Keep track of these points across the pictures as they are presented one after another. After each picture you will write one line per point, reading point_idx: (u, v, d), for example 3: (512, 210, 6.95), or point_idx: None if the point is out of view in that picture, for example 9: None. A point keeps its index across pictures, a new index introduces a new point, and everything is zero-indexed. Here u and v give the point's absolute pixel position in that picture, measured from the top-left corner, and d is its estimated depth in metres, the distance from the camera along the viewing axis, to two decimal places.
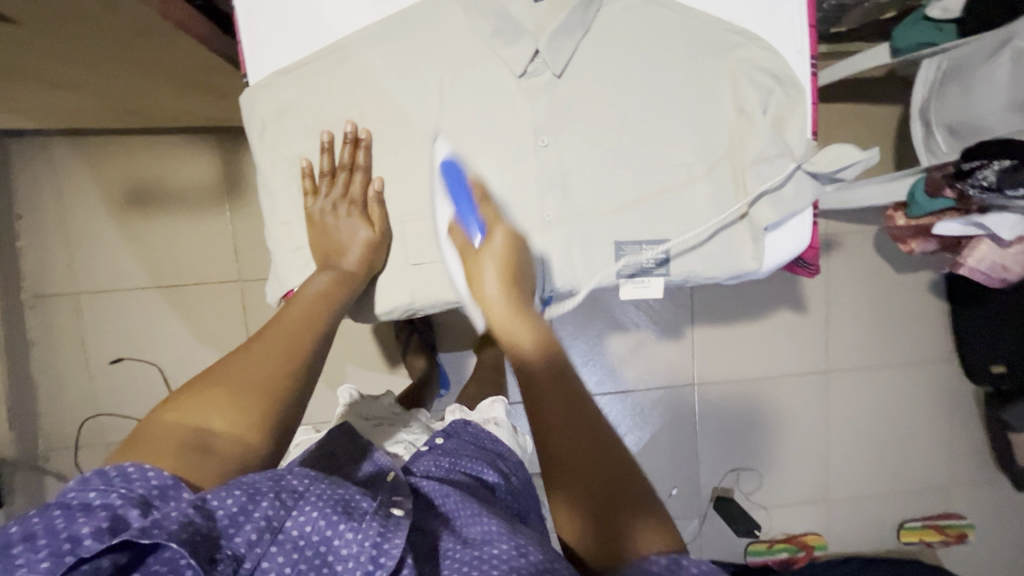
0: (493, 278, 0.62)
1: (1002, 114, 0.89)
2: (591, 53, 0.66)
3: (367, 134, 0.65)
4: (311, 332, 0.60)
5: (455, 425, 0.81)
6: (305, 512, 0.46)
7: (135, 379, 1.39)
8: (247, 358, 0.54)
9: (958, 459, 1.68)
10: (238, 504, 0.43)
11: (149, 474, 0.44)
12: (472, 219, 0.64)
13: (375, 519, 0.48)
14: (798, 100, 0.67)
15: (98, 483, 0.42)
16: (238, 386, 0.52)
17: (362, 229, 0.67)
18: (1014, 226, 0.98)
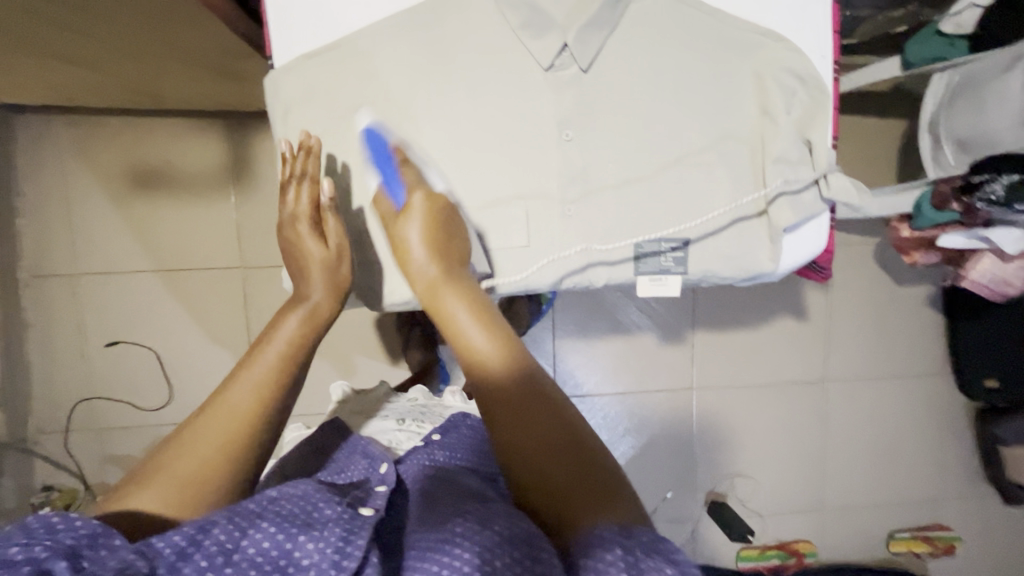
0: (419, 233, 0.60)
1: (1015, 130, 0.90)
2: (619, 48, 0.66)
3: (315, 142, 0.64)
4: (273, 391, 0.55)
5: (455, 417, 0.78)
6: (261, 530, 0.43)
7: (130, 363, 1.36)
8: (193, 438, 0.49)
9: (949, 472, 1.70)
10: (187, 538, 0.40)
11: (75, 523, 0.38)
12: (394, 185, 0.63)
13: (338, 526, 0.45)
14: (821, 103, 0.67)
15: (20, 536, 0.37)
16: (179, 464, 0.47)
17: (316, 249, 0.65)
18: (1018, 240, 0.99)
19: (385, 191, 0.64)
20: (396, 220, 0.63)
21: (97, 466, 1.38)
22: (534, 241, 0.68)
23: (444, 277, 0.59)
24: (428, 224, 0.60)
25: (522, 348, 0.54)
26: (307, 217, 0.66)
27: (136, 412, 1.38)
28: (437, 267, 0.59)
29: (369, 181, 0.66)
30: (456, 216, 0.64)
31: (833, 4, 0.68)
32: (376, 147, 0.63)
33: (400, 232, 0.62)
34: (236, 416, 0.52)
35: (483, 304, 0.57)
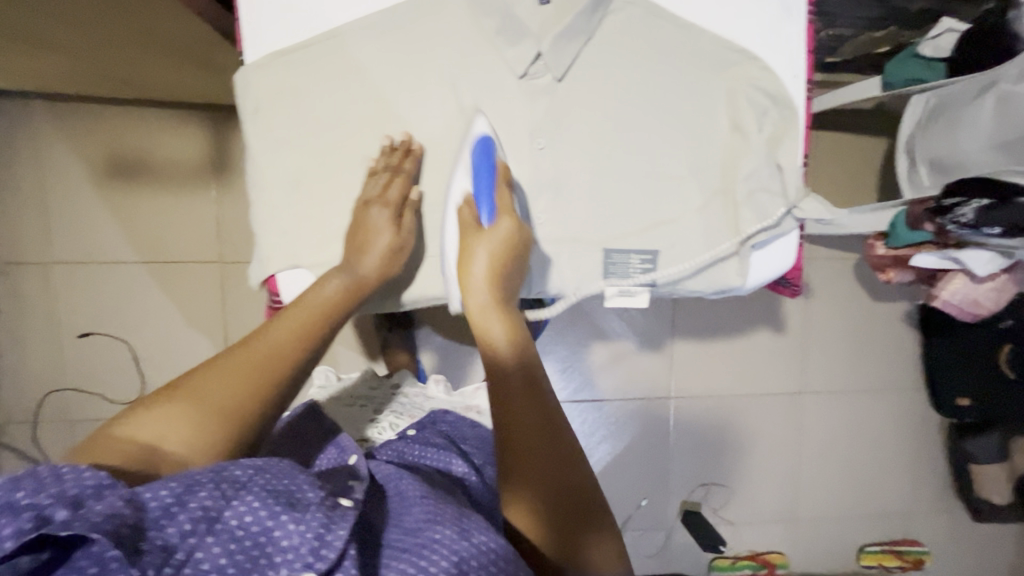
0: (482, 264, 0.60)
1: (989, 153, 0.90)
2: (592, 59, 0.66)
3: (419, 146, 0.65)
4: (297, 352, 0.56)
5: (433, 414, 0.84)
6: (246, 502, 0.41)
7: (103, 354, 1.35)
8: (222, 374, 0.51)
9: (921, 487, 1.72)
10: (174, 495, 0.39)
11: (82, 475, 0.38)
12: (486, 201, 0.62)
13: (320, 510, 0.44)
14: (791, 121, 0.68)
15: (27, 483, 0.37)
16: (200, 404, 0.49)
17: (387, 235, 0.64)
18: (989, 263, 1.01)
19: (473, 202, 0.63)
20: (477, 234, 0.62)
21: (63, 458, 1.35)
22: None
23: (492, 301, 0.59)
24: (495, 256, 0.60)
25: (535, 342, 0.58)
26: (392, 207, 0.65)
27: (105, 404, 1.36)
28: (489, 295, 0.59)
29: (457, 185, 0.64)
30: (526, 252, 0.64)
31: (807, 23, 0.69)
32: (483, 157, 0.62)
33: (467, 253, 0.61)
34: (264, 363, 0.53)
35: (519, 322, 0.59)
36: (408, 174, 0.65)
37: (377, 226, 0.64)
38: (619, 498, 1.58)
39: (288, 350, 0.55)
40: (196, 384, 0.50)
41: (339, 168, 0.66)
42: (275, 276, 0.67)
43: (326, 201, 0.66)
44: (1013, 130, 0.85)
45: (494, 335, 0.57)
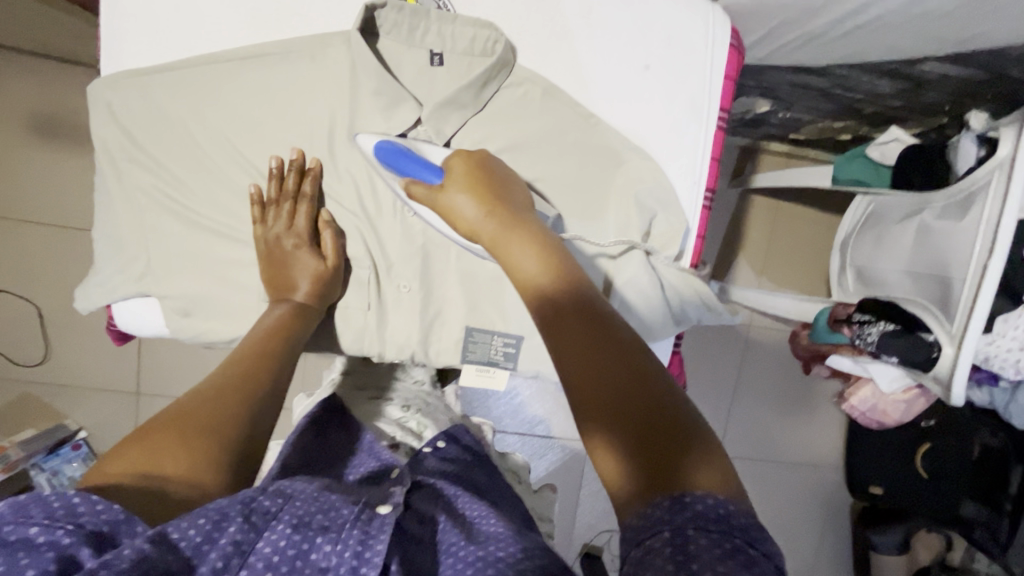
0: (467, 203, 0.56)
1: (901, 277, 0.88)
2: (482, 133, 0.64)
3: (316, 163, 0.63)
4: (264, 364, 0.55)
5: (456, 429, 0.70)
6: (277, 531, 0.40)
7: (8, 314, 1.30)
8: (189, 404, 0.47)
9: (824, 564, 1.73)
10: (203, 532, 0.37)
11: (98, 507, 0.35)
12: (429, 171, 0.58)
13: (355, 527, 0.42)
14: (678, 232, 0.65)
15: (39, 515, 0.34)
16: (182, 423, 0.45)
17: (310, 261, 0.63)
18: (895, 380, 0.98)
19: (416, 181, 0.58)
20: (443, 190, 0.57)
21: None
22: (374, 306, 0.67)
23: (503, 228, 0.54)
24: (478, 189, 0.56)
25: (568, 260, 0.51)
26: (303, 237, 0.63)
27: (7, 365, 1.32)
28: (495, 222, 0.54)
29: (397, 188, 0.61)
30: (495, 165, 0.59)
31: (716, 130, 0.66)
32: (390, 154, 0.59)
33: (447, 207, 0.57)
34: (241, 378, 0.52)
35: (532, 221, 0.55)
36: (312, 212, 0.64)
37: (301, 254, 0.63)
38: None
39: (256, 364, 0.54)
40: (165, 415, 0.46)
41: (202, 200, 0.64)
42: (112, 304, 0.67)
43: (183, 233, 0.64)
44: (921, 263, 0.83)
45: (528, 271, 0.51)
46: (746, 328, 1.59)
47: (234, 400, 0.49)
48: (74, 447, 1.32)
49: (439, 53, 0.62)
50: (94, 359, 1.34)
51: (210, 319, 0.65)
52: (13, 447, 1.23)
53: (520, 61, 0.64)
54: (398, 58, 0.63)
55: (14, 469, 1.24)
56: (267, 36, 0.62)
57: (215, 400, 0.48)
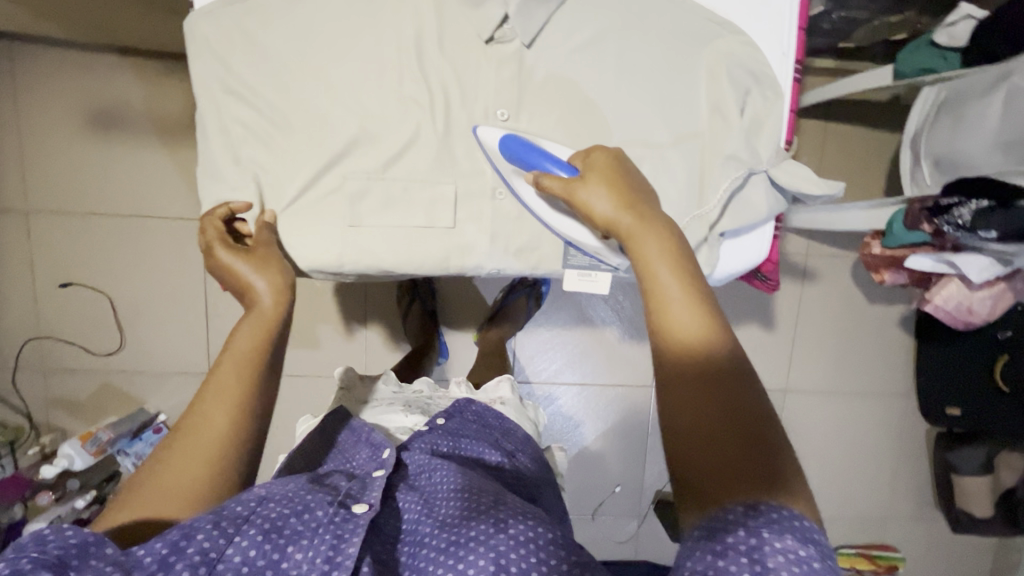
0: (606, 203, 0.51)
1: (990, 152, 0.85)
2: (566, 25, 0.63)
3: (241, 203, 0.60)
4: (230, 396, 0.50)
5: (458, 405, 0.87)
6: (246, 538, 0.44)
7: (82, 308, 1.35)
8: (158, 467, 0.47)
9: (902, 494, 1.69)
10: (169, 545, 0.41)
11: (66, 535, 0.40)
12: (556, 164, 0.58)
13: (327, 533, 0.47)
14: (773, 104, 0.64)
15: (11, 550, 0.39)
16: (147, 489, 0.46)
17: (240, 260, 0.56)
18: (986, 269, 0.95)
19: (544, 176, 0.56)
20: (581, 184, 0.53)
21: (43, 406, 1.38)
22: (470, 220, 0.66)
23: (642, 224, 0.50)
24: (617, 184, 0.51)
25: (721, 309, 0.47)
26: (223, 241, 0.58)
27: (83, 357, 1.37)
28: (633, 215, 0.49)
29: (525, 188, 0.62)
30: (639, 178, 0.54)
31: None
32: (512, 144, 0.61)
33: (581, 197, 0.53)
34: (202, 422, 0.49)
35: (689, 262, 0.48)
36: (392, 131, 0.63)
37: (237, 264, 0.56)
38: (593, 482, 1.59)
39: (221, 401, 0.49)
40: (140, 475, 0.47)
41: (295, 122, 0.62)
42: None
43: (280, 158, 0.63)
44: (1013, 131, 0.80)
45: (682, 326, 0.45)
46: (805, 258, 1.55)
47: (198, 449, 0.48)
48: (155, 431, 1.36)
49: None
50: (166, 344, 1.38)
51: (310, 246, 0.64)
52: (102, 429, 1.29)
53: None
54: None
55: (105, 451, 1.28)
56: None
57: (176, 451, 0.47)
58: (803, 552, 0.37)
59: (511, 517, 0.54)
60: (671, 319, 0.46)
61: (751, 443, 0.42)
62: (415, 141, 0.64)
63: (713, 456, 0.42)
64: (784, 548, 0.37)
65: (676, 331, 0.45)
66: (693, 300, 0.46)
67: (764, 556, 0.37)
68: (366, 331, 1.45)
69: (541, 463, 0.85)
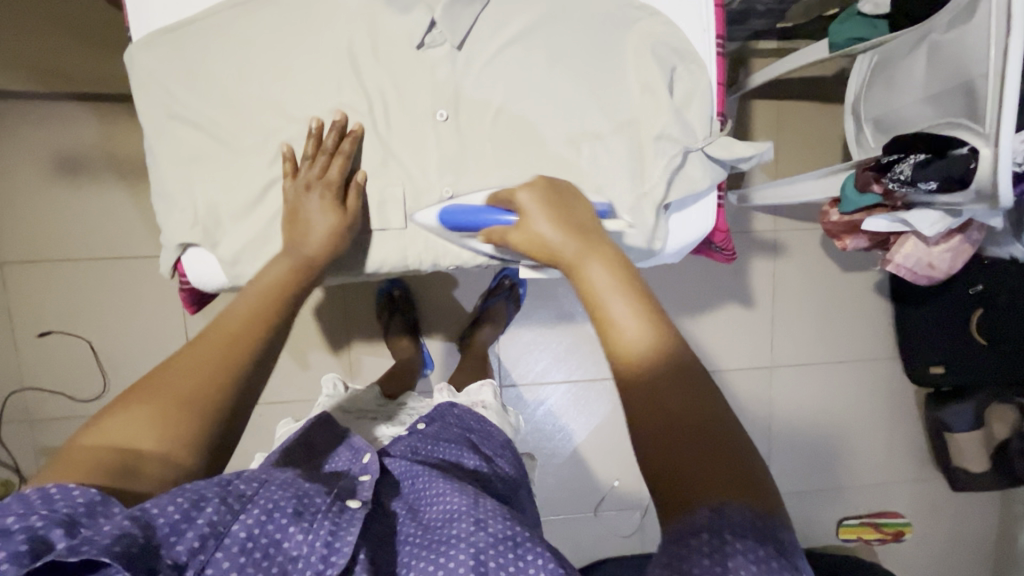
0: (547, 226, 0.53)
1: (920, 107, 0.88)
2: (493, 24, 0.66)
3: (347, 121, 0.63)
4: (251, 323, 0.53)
5: (440, 408, 0.89)
6: (249, 515, 0.45)
7: (64, 354, 1.35)
8: (176, 368, 0.48)
9: (899, 457, 1.70)
10: (181, 510, 0.42)
11: (74, 494, 0.41)
12: (500, 214, 0.59)
13: (327, 518, 0.49)
14: (699, 78, 0.67)
15: (19, 506, 0.39)
16: (159, 391, 0.47)
17: (328, 217, 0.63)
18: (937, 222, 0.98)
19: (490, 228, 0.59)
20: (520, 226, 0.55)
21: (34, 455, 1.37)
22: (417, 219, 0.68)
23: (585, 247, 0.51)
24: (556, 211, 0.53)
25: (671, 323, 0.46)
26: (326, 186, 0.63)
27: (70, 402, 1.37)
28: (576, 241, 0.51)
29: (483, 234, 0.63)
30: (586, 211, 0.56)
31: None
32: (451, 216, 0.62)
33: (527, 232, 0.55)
34: (227, 339, 0.51)
35: (632, 277, 0.49)
36: (355, 123, 0.65)
37: (310, 204, 0.63)
38: (593, 479, 1.59)
39: (243, 328, 0.53)
40: (155, 377, 0.48)
41: (247, 138, 0.64)
42: (181, 259, 0.67)
43: (228, 176, 0.64)
44: (938, 84, 0.83)
45: (623, 324, 0.45)
46: (775, 234, 1.58)
47: (218, 365, 0.49)
48: None
49: None
50: None
51: (260, 259, 0.66)
52: None
53: None
54: None
55: None
56: None
57: (196, 362, 0.49)
58: (764, 554, 0.37)
59: (492, 514, 0.55)
60: (616, 335, 0.45)
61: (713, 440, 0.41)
62: (361, 146, 0.66)
63: (681, 453, 0.41)
64: (742, 549, 0.37)
65: (624, 348, 0.45)
66: (639, 317, 0.46)
67: (726, 556, 0.36)
68: (351, 348, 1.45)
69: (518, 466, 0.85)
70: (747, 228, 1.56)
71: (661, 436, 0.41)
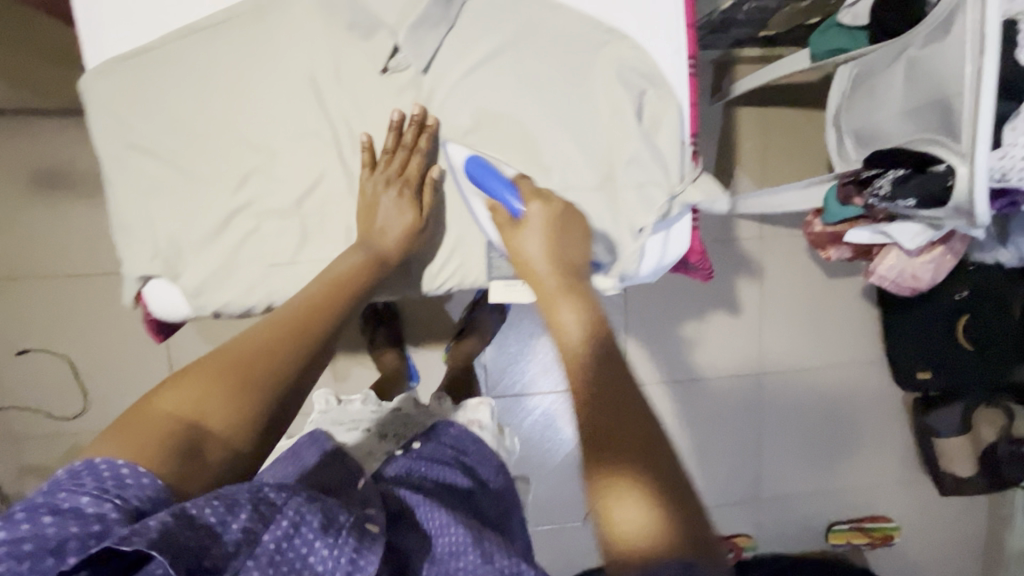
0: (537, 248, 0.60)
1: (898, 122, 0.87)
2: (458, 48, 0.64)
3: (434, 120, 0.64)
4: (320, 317, 0.56)
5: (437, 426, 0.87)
6: (280, 527, 0.41)
7: (43, 372, 1.33)
8: (251, 349, 0.50)
9: (888, 462, 1.70)
10: (217, 514, 0.39)
11: (143, 480, 0.39)
12: (509, 196, 0.62)
13: (352, 535, 0.44)
14: (669, 101, 0.66)
15: (92, 483, 0.38)
16: (232, 367, 0.48)
17: (403, 217, 0.65)
18: (918, 235, 0.97)
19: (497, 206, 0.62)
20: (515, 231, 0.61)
21: (17, 474, 1.36)
22: None
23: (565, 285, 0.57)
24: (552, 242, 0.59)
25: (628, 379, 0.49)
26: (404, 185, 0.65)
27: (52, 420, 1.35)
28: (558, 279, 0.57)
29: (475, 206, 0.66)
30: (581, 251, 0.62)
31: None
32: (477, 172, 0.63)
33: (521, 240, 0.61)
34: (296, 329, 0.54)
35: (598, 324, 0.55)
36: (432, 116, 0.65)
37: (383, 202, 0.64)
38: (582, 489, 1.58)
39: (320, 319, 0.56)
40: (227, 355, 0.49)
41: (207, 168, 0.63)
42: (142, 291, 0.66)
43: (189, 207, 0.63)
44: (916, 100, 0.82)
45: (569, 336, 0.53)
46: (761, 241, 1.57)
47: (291, 350, 0.52)
48: None
49: None
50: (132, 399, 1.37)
51: (224, 291, 0.64)
52: None
53: None
54: None
55: None
56: None
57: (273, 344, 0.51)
58: None
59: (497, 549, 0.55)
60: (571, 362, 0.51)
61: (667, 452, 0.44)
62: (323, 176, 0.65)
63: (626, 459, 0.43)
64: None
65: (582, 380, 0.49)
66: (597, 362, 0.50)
67: None
68: (335, 361, 1.44)
69: (511, 486, 0.84)
70: (733, 236, 1.56)
71: (613, 438, 0.44)
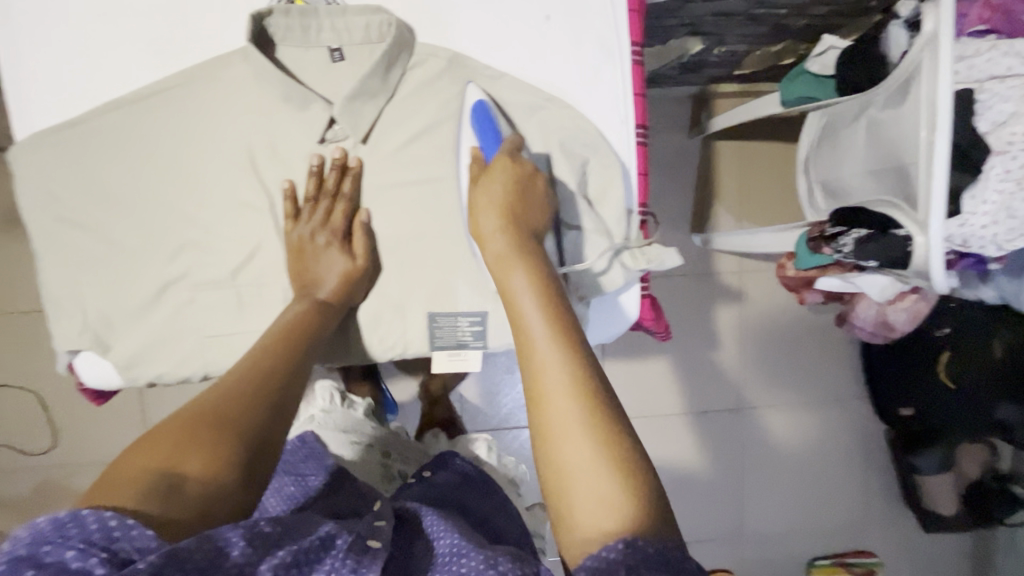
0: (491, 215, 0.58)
1: (862, 177, 0.86)
2: (398, 119, 0.64)
3: (356, 163, 0.63)
4: (279, 358, 0.56)
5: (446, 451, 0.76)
6: (274, 558, 0.40)
7: (10, 408, 1.32)
8: (218, 400, 0.49)
9: (871, 496, 1.68)
10: (210, 554, 0.37)
11: (133, 532, 0.36)
12: (491, 143, 0.62)
13: (349, 558, 0.43)
14: (614, 171, 0.65)
15: (76, 533, 0.35)
16: (202, 411, 0.47)
17: (340, 261, 0.63)
18: (886, 289, 0.95)
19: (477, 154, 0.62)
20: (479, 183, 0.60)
21: None
22: None
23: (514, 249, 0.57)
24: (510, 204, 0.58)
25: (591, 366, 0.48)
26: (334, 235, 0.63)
27: (20, 457, 1.34)
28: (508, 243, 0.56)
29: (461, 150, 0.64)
30: (539, 213, 0.60)
31: (632, 65, 0.65)
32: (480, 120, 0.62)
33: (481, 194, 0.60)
34: (254, 372, 0.53)
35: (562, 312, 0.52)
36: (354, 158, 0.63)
37: (328, 251, 0.63)
38: None
39: (284, 362, 0.56)
40: (193, 408, 0.48)
41: (141, 239, 0.61)
42: (74, 362, 0.64)
43: (122, 278, 0.62)
44: (877, 160, 0.81)
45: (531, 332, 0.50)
46: (740, 275, 1.55)
47: (259, 396, 0.51)
48: None
49: (338, 48, 0.63)
50: (100, 436, 1.35)
51: (156, 364, 0.63)
52: None
53: (419, 41, 0.64)
54: (300, 63, 0.63)
55: None
56: (164, 63, 0.61)
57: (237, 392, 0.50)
58: None
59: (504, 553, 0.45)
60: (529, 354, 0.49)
61: (617, 405, 0.47)
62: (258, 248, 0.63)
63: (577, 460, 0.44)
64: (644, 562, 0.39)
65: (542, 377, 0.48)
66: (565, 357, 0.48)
67: None
68: None
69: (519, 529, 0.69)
70: (712, 270, 1.54)
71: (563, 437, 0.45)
